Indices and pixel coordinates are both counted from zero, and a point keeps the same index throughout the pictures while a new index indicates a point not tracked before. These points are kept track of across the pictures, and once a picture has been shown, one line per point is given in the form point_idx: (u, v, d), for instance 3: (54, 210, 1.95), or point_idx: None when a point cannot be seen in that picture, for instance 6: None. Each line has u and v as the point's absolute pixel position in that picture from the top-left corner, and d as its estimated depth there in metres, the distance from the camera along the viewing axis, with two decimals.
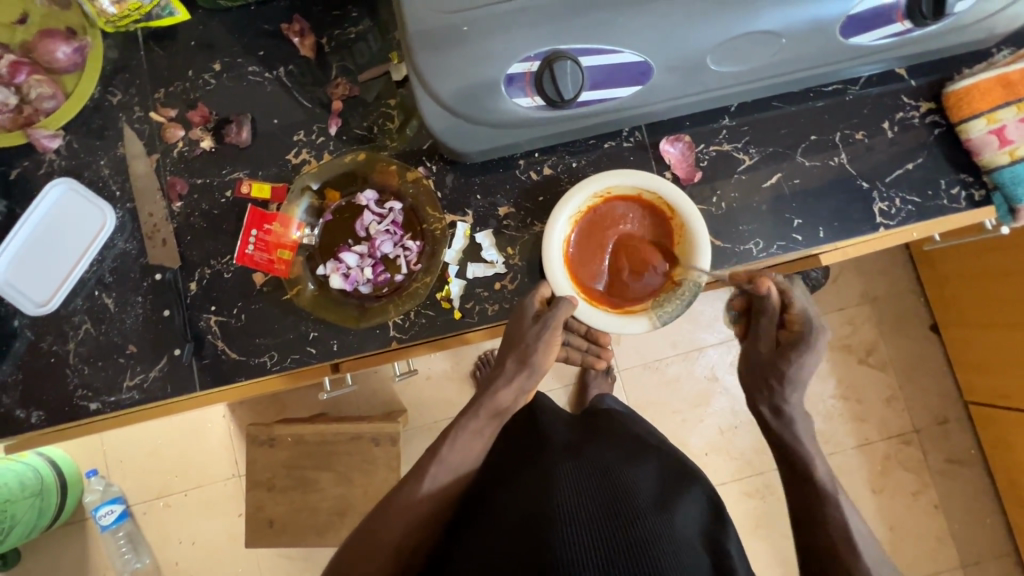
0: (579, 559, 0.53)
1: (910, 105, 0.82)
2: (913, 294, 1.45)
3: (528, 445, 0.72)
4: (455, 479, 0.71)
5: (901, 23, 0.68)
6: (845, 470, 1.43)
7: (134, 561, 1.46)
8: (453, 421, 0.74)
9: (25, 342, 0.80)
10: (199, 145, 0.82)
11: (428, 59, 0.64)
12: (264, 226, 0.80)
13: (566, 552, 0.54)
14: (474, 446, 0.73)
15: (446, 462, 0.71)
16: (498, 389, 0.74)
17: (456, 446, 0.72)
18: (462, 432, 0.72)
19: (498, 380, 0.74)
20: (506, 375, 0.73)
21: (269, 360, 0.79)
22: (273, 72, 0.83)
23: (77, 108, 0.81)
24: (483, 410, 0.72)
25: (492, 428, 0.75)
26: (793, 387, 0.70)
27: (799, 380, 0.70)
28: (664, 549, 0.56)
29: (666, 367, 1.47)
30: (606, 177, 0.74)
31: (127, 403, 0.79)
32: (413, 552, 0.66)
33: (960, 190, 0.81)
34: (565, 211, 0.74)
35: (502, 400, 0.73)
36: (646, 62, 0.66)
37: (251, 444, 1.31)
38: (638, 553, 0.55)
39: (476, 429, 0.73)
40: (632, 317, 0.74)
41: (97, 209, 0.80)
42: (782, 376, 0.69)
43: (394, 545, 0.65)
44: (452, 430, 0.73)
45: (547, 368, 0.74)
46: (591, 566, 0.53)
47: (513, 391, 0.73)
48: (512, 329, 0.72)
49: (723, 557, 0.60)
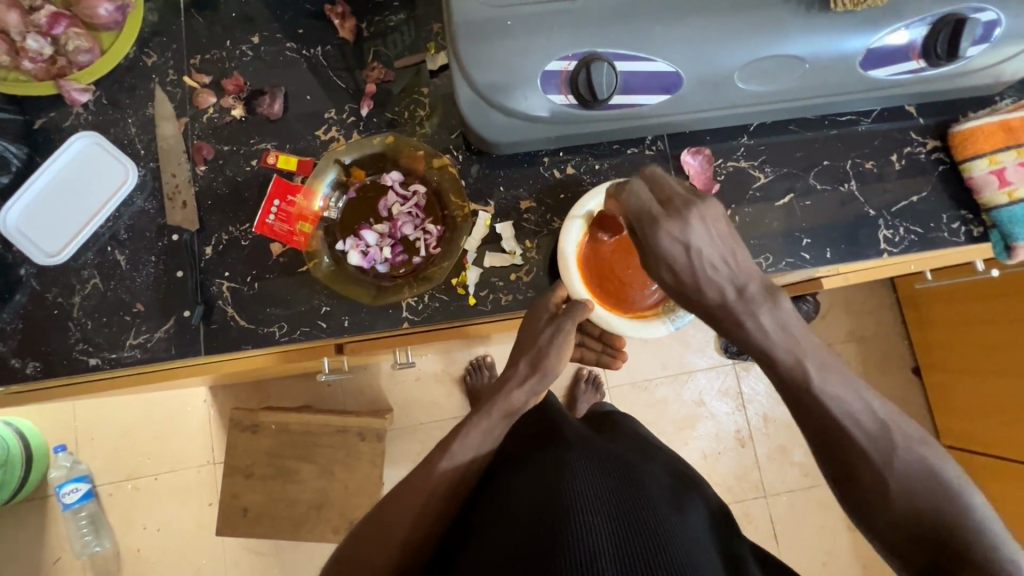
0: (598, 550, 0.50)
1: (918, 141, 0.87)
2: (898, 333, 1.50)
3: (540, 439, 0.68)
4: (466, 474, 0.66)
5: (916, 61, 0.72)
6: (823, 504, 1.46)
7: (93, 544, 1.41)
8: (463, 417, 0.68)
9: (28, 292, 0.79)
10: (230, 113, 0.82)
11: (471, 48, 0.66)
12: (288, 197, 0.81)
13: (582, 545, 0.50)
14: (484, 445, 0.67)
15: (455, 458, 0.65)
16: (510, 389, 0.68)
17: (468, 443, 0.66)
18: (473, 430, 0.66)
19: (508, 381, 0.69)
20: (518, 376, 0.69)
21: (278, 330, 0.78)
22: (311, 50, 0.85)
23: (110, 66, 0.82)
24: (494, 409, 0.67)
25: (503, 428, 0.68)
26: (695, 274, 0.51)
27: (695, 260, 0.50)
28: (689, 553, 0.52)
29: (655, 388, 1.49)
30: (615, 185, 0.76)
31: (127, 361, 0.77)
32: (419, 546, 0.63)
33: (960, 225, 0.85)
34: (588, 203, 0.76)
35: (516, 401, 0.68)
36: (677, 73, 0.69)
37: (233, 428, 1.29)
38: (660, 552, 0.51)
39: (490, 428, 0.67)
40: (644, 321, 0.75)
41: (120, 166, 0.80)
42: (670, 269, 0.51)
43: (400, 541, 0.62)
44: (464, 425, 0.67)
45: (559, 374, 0.70)
46: (610, 559, 0.49)
47: (526, 393, 0.68)
48: (526, 332, 0.72)
49: (737, 558, 0.57)
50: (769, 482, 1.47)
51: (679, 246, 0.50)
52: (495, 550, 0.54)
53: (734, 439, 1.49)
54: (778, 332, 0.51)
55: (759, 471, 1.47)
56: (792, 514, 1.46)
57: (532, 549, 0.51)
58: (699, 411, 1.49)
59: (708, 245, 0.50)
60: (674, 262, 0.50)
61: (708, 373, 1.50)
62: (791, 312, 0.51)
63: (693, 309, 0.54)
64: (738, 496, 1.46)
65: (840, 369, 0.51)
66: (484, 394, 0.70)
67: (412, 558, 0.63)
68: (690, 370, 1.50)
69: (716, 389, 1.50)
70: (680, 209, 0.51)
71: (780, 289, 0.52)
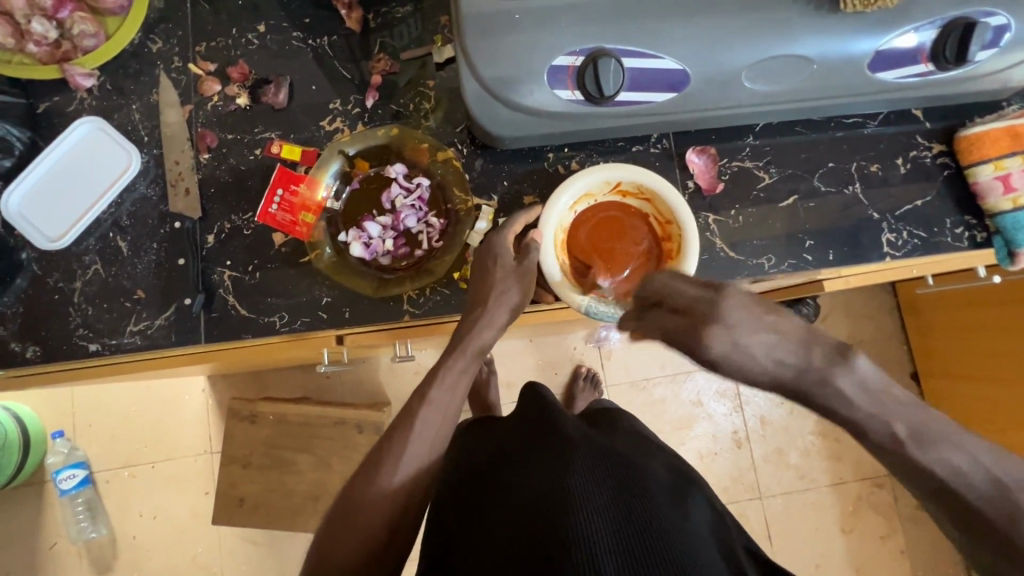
0: (595, 547, 0.50)
1: (924, 145, 0.86)
2: (898, 338, 1.50)
3: (538, 419, 0.67)
4: (447, 422, 0.67)
5: (924, 65, 0.72)
6: (817, 507, 1.46)
7: (90, 530, 1.42)
8: (436, 361, 0.69)
9: (29, 276, 0.79)
10: (235, 101, 0.82)
11: (478, 42, 0.66)
12: (291, 187, 0.81)
13: (582, 547, 0.50)
14: (460, 387, 0.68)
15: (434, 404, 0.66)
16: (479, 328, 0.70)
17: (444, 387, 0.67)
18: (448, 373, 0.68)
19: (478, 320, 0.70)
20: (489, 315, 0.70)
21: (278, 320, 0.78)
22: (317, 40, 0.84)
23: (114, 52, 0.82)
24: (466, 348, 0.69)
25: (476, 367, 0.70)
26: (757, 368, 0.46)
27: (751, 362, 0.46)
28: (683, 539, 0.53)
29: (653, 387, 1.50)
30: (654, 180, 0.74)
31: (128, 348, 0.77)
32: (408, 499, 0.63)
33: (964, 230, 0.85)
34: (621, 176, 0.74)
35: (486, 339, 0.70)
36: (684, 71, 0.69)
37: (232, 418, 1.30)
38: (658, 543, 0.51)
39: (463, 369, 0.69)
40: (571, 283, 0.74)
41: (123, 151, 0.80)
42: (737, 370, 0.46)
43: (392, 492, 0.62)
44: (438, 370, 0.68)
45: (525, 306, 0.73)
46: (606, 555, 0.49)
47: (495, 329, 0.70)
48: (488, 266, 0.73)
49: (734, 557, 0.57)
50: (764, 484, 1.47)
51: (742, 358, 0.45)
52: (492, 540, 0.54)
53: (730, 440, 1.49)
54: (861, 397, 0.45)
55: (755, 472, 1.48)
56: (786, 516, 1.46)
57: (533, 547, 0.51)
58: (697, 411, 1.49)
59: (760, 341, 0.45)
60: (740, 370, 0.46)
61: (706, 374, 1.50)
62: (875, 372, 0.45)
63: (769, 390, 0.48)
64: (733, 496, 1.47)
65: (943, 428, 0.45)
66: (454, 331, 0.71)
67: (402, 514, 0.63)
68: (688, 370, 1.50)
69: (714, 390, 1.50)
70: (711, 314, 0.46)
71: (852, 346, 0.45)
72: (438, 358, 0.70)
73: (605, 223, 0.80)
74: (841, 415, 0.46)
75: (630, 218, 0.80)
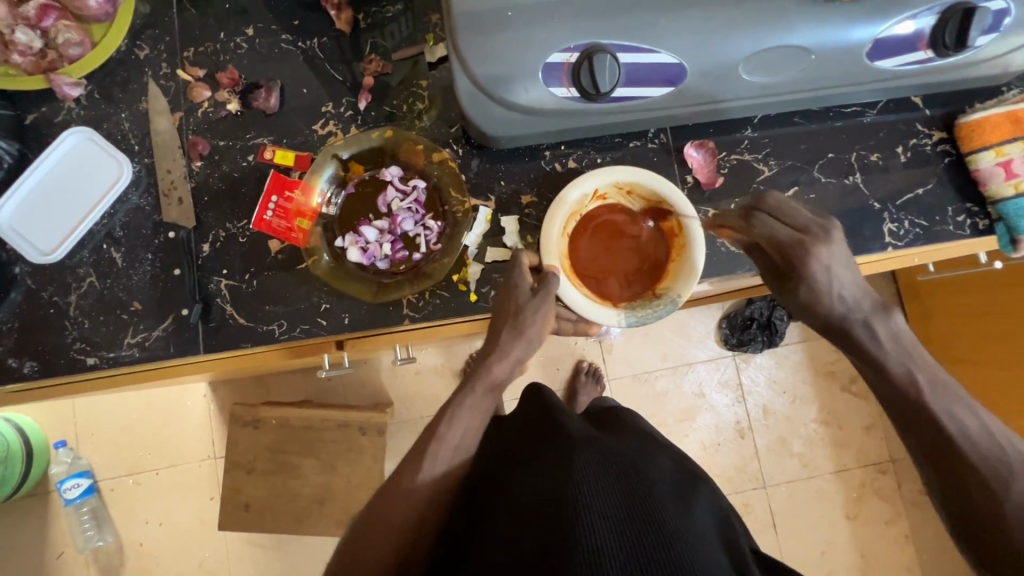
0: (603, 552, 0.49)
1: (924, 133, 0.85)
2: None
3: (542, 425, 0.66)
4: (460, 459, 0.66)
5: (924, 52, 0.71)
6: (822, 495, 1.47)
7: (96, 539, 1.42)
8: (448, 400, 0.68)
9: (23, 290, 0.78)
10: (225, 107, 0.81)
11: (471, 40, 0.65)
12: (286, 193, 0.80)
13: (590, 550, 0.49)
14: (473, 424, 0.67)
15: (445, 441, 0.65)
16: (492, 365, 0.69)
17: (456, 425, 0.66)
18: (459, 410, 0.67)
19: (491, 354, 0.69)
20: (501, 348, 0.69)
21: (277, 328, 0.77)
22: (307, 43, 0.83)
23: (100, 60, 0.80)
24: (479, 384, 0.68)
25: (488, 403, 0.69)
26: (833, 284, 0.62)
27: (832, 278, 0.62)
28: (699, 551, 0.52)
29: (655, 380, 1.49)
30: (633, 171, 0.74)
31: (126, 360, 0.77)
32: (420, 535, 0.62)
33: (966, 218, 0.84)
34: (597, 180, 0.74)
35: (499, 374, 0.69)
36: (680, 65, 0.68)
37: (234, 423, 1.29)
38: (666, 550, 0.50)
39: (475, 405, 0.68)
40: (602, 305, 0.74)
41: (114, 161, 0.79)
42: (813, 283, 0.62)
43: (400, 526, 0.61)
44: (449, 408, 0.67)
45: (542, 339, 0.72)
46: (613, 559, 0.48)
47: (508, 363, 0.69)
48: (503, 300, 0.72)
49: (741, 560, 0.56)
50: (768, 473, 1.47)
51: (822, 272, 0.62)
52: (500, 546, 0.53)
53: (734, 431, 1.49)
54: (890, 340, 0.59)
55: (759, 462, 1.48)
56: (791, 505, 1.47)
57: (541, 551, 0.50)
58: (699, 404, 1.49)
59: (844, 266, 0.63)
60: (817, 282, 0.62)
61: (708, 366, 1.50)
62: (905, 330, 0.60)
63: (813, 317, 0.64)
64: (738, 487, 1.47)
65: (950, 387, 0.56)
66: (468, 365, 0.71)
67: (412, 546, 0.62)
68: (690, 362, 1.50)
69: (717, 381, 1.50)
70: (817, 235, 0.63)
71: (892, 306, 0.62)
72: (449, 397, 0.69)
73: (598, 230, 0.80)
74: (869, 352, 0.60)
75: (620, 216, 0.80)
